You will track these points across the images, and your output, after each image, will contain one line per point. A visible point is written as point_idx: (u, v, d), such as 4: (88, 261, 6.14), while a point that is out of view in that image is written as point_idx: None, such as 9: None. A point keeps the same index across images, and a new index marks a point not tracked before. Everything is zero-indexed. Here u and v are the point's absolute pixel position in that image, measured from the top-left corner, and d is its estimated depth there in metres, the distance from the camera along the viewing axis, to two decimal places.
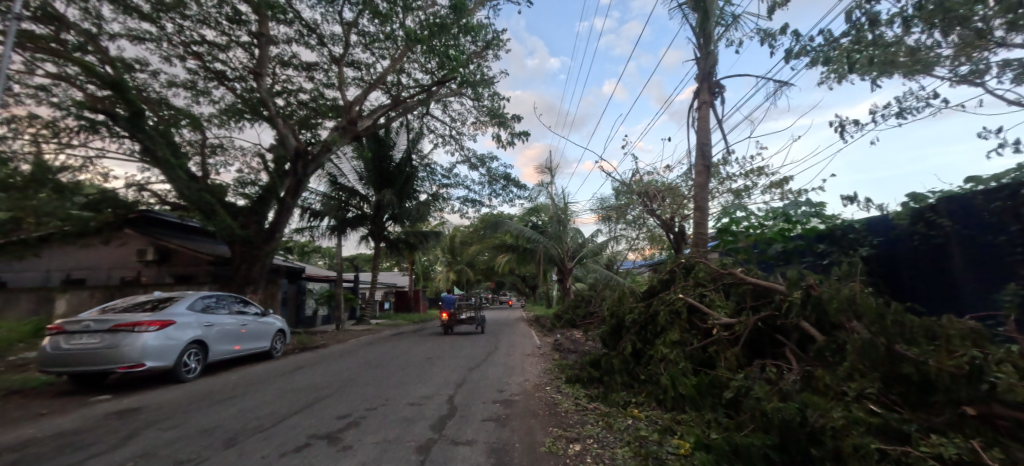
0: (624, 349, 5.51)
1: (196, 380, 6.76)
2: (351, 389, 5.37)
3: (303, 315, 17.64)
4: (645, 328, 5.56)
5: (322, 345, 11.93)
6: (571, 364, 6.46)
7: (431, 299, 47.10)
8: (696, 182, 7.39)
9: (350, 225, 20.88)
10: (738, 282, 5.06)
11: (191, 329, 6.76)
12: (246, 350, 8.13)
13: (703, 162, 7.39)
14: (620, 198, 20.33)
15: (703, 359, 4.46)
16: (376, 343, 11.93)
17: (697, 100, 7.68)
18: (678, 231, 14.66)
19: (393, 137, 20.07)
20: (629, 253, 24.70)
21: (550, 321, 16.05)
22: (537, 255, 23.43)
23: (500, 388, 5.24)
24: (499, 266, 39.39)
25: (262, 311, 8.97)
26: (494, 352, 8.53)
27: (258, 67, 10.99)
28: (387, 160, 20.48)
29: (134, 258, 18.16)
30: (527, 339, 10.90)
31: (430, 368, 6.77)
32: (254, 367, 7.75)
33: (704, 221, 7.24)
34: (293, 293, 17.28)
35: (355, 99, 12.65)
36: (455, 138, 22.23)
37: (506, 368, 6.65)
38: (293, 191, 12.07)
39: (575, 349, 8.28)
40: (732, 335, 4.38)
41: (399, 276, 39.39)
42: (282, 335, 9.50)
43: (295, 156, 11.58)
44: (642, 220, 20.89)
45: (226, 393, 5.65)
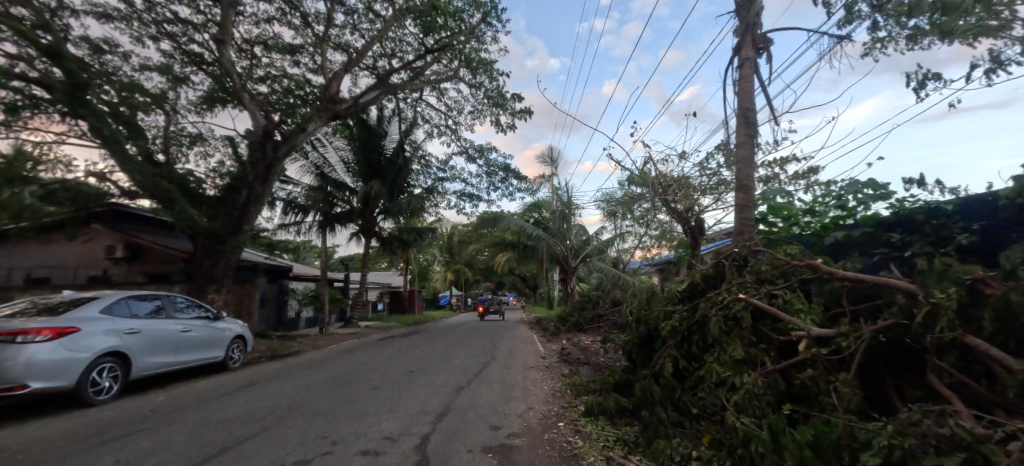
0: (662, 369, 4.10)
1: (111, 402, 5.35)
2: (292, 424, 3.97)
3: (284, 317, 16.25)
4: (690, 341, 4.18)
5: (295, 352, 10.52)
6: (588, 385, 5.07)
7: (428, 300, 45.60)
8: (738, 156, 6.00)
9: (338, 221, 19.51)
10: (823, 279, 3.65)
11: (107, 337, 5.35)
12: (190, 362, 6.74)
13: (746, 133, 5.99)
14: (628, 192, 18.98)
15: (789, 389, 3.06)
16: (358, 350, 10.54)
17: (737, 57, 6.27)
18: (695, 225, 13.24)
19: (384, 126, 18.79)
20: (636, 251, 23.30)
21: (553, 324, 14.63)
22: (539, 253, 22.01)
23: (495, 422, 3.85)
24: (499, 266, 37.92)
25: (214, 314, 7.55)
26: (490, 363, 7.11)
27: (219, 34, 9.56)
28: (377, 150, 19.11)
29: (102, 256, 16.76)
30: (528, 346, 9.49)
31: (408, 388, 5.37)
32: (198, 383, 6.37)
33: (749, 205, 5.85)
34: (273, 293, 15.88)
35: (335, 76, 11.25)
36: (451, 128, 20.79)
37: (504, 388, 5.26)
38: (263, 177, 10.26)
39: (587, 361, 6.86)
40: (833, 356, 2.99)
41: (394, 276, 37.93)
42: (241, 343, 8.09)
43: (263, 138, 10.14)
44: (651, 215, 19.61)
45: (131, 425, 4.27)
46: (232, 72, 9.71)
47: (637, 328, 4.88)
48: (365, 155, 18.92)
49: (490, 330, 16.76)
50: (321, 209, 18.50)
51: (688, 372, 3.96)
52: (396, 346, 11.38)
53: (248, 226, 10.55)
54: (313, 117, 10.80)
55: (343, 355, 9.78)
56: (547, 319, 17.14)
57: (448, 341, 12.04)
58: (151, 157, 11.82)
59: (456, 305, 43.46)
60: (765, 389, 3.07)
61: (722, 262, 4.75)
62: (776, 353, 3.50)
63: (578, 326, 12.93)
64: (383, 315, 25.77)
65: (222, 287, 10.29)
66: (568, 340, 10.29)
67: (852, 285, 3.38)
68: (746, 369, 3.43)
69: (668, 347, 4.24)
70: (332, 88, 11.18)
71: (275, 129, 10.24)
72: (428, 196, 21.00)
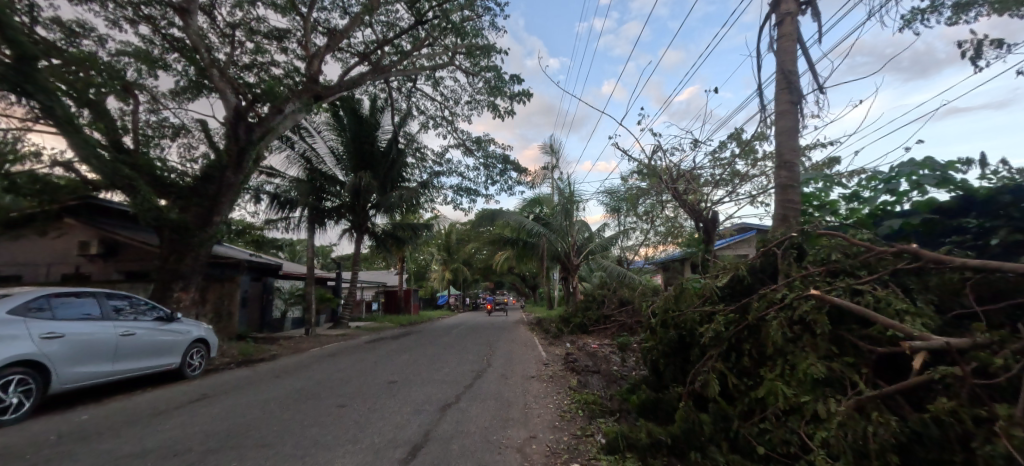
0: (705, 387, 3.17)
1: (21, 422, 4.39)
2: (219, 460, 3.05)
3: (268, 318, 15.30)
4: (743, 354, 3.22)
5: (272, 356, 9.56)
6: (606, 405, 4.14)
7: (426, 300, 44.62)
8: (779, 127, 5.05)
9: (328, 216, 18.57)
10: (932, 270, 2.71)
11: (16, 345, 4.38)
12: (133, 370, 5.78)
13: (788, 99, 5.06)
14: (633, 186, 18.08)
15: (909, 426, 2.13)
16: (341, 354, 9.59)
17: (775, 12, 5.34)
18: (708, 219, 12.21)
19: (377, 116, 17.85)
20: (641, 248, 22.41)
21: (555, 326, 13.69)
22: (539, 250, 21.04)
23: (485, 459, 2.90)
24: (498, 265, 36.91)
25: (169, 314, 6.59)
26: (484, 372, 6.19)
27: (185, 3, 8.58)
28: (370, 141, 18.13)
29: (76, 252, 15.77)
30: (529, 350, 8.54)
31: (383, 406, 4.43)
32: (141, 397, 5.44)
33: (794, 184, 4.89)
34: (255, 292, 14.94)
35: (318, 52, 10.25)
36: (448, 119, 19.82)
37: (500, 406, 4.32)
38: (236, 163, 9.31)
39: (597, 369, 5.92)
40: (981, 380, 2.05)
41: (391, 275, 36.95)
42: (203, 347, 7.15)
43: (234, 119, 9.15)
44: (657, 210, 18.74)
45: (22, 458, 3.34)
46: (200, 46, 8.73)
47: (665, 334, 3.92)
48: (356, 147, 17.96)
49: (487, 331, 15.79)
50: (310, 202, 17.54)
51: (744, 395, 3.01)
52: (385, 349, 10.49)
53: (220, 217, 9.55)
54: (291, 98, 9.79)
55: (325, 360, 8.87)
56: (548, 320, 16.14)
57: (441, 343, 11.15)
58: (119, 143, 10.83)
59: (454, 305, 42.43)
60: (875, 425, 2.14)
61: (773, 251, 3.77)
62: (870, 371, 2.57)
63: (582, 328, 11.94)
64: (377, 315, 24.81)
65: (190, 284, 9.33)
66: (574, 344, 9.32)
67: (980, 278, 2.45)
68: (833, 394, 2.49)
69: (710, 360, 3.29)
70: (313, 67, 10.17)
71: (248, 111, 9.26)
72: (424, 191, 19.97)
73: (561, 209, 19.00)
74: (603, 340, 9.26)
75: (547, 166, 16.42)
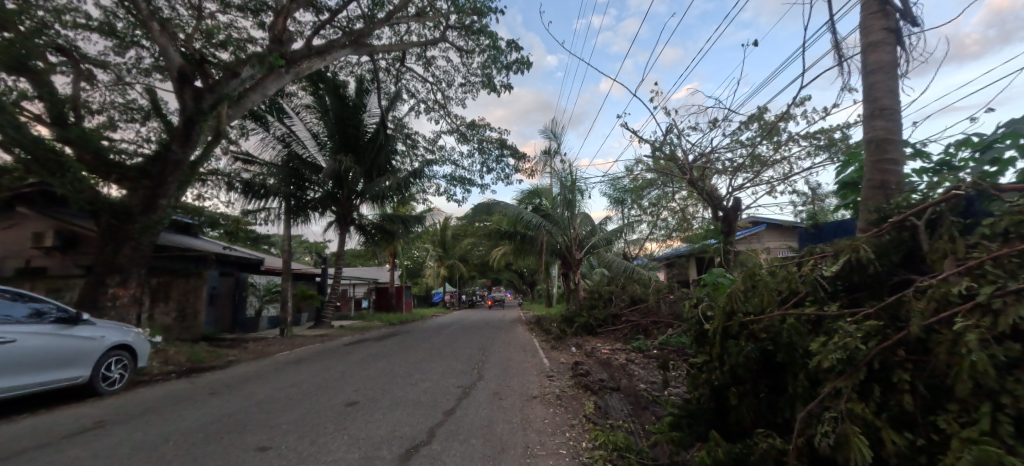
0: (838, 449, 1.84)
1: None
2: None
3: (241, 317, 13.97)
4: (899, 391, 1.89)
5: (228, 363, 8.17)
6: (646, 454, 2.82)
7: (421, 297, 43.25)
8: (869, 64, 3.73)
9: (311, 208, 17.19)
10: None
11: None
12: (9, 390, 4.44)
13: (884, 24, 3.73)
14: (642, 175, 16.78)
15: None
16: (311, 360, 8.25)
17: None
18: (729, 207, 10.86)
19: (363, 98, 16.46)
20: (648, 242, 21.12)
21: (556, 325, 12.39)
22: (539, 244, 19.72)
23: None
24: (495, 260, 35.51)
25: (75, 315, 5.23)
26: (473, 390, 4.83)
27: None
28: (355, 125, 16.75)
29: (29, 245, 14.30)
30: (528, 358, 7.21)
31: (320, 450, 3.09)
32: (12, 424, 4.11)
33: (897, 136, 3.57)
34: (226, 289, 13.64)
35: (283, 9, 8.82)
36: (441, 103, 18.43)
37: (490, 453, 2.98)
38: (184, 136, 7.92)
39: (619, 387, 4.60)
40: None
41: (384, 272, 35.55)
42: (127, 356, 5.82)
43: (180, 83, 7.77)
44: (666, 200, 17.46)
45: None
46: None
47: (741, 350, 2.58)
48: (341, 132, 16.62)
49: (482, 331, 14.45)
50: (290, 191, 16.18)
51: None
52: (365, 353, 9.19)
53: (167, 201, 8.18)
54: (251, 61, 8.40)
55: (289, 368, 7.53)
56: (549, 320, 14.81)
57: (429, 346, 9.83)
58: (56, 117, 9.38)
59: (449, 302, 41.04)
60: None
61: (911, 224, 2.43)
62: None
63: (588, 330, 10.58)
64: (367, 313, 23.38)
65: (131, 279, 7.96)
66: (581, 350, 8.01)
67: None
68: None
69: (840, 401, 1.95)
70: (277, 26, 8.76)
71: (196, 74, 7.85)
72: (414, 180, 18.53)
73: (562, 200, 17.60)
74: (614, 345, 7.94)
75: (548, 151, 15.07)
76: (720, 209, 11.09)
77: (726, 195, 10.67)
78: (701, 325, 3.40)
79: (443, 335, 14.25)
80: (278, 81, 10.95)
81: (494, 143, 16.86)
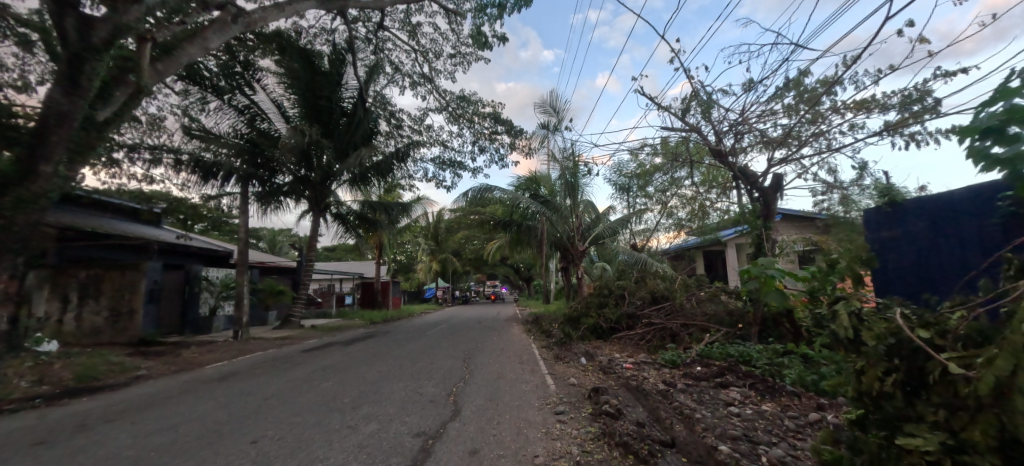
0: None
1: None
2: None
3: (192, 316, 12.04)
4: None
5: (133, 380, 6.24)
6: None
7: (413, 293, 41.50)
8: None
9: (281, 194, 15.25)
10: None
11: None
12: None
13: None
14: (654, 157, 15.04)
15: None
16: (245, 375, 6.38)
17: None
18: (768, 186, 8.90)
19: (339, 68, 14.46)
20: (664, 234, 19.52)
21: (557, 327, 10.59)
22: (536, 235, 17.89)
23: None
24: (490, 254, 33.66)
25: None
26: (439, 446, 3.01)
27: None
28: (330, 99, 14.79)
29: None
30: (525, 375, 5.43)
31: None
32: None
33: None
34: (173, 285, 11.64)
35: None
36: (428, 77, 16.43)
37: None
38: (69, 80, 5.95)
39: (681, 445, 2.79)
40: None
41: (372, 266, 33.47)
42: None
43: (59, 7, 5.79)
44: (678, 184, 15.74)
45: None
46: None
47: None
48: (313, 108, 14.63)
49: (473, 332, 12.57)
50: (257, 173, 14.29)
51: None
52: (327, 360, 7.48)
53: (53, 168, 6.22)
54: None
55: (213, 385, 5.72)
56: (548, 320, 12.89)
57: (408, 352, 8.08)
58: None
59: (441, 298, 38.99)
60: None
61: None
62: None
63: (597, 334, 8.75)
64: (350, 310, 21.46)
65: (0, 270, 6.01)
66: (594, 362, 6.21)
67: None
68: None
69: None
70: None
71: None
72: (398, 163, 16.59)
73: (563, 186, 15.53)
74: (637, 357, 6.10)
75: (547, 128, 13.22)
76: (755, 191, 9.17)
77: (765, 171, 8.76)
78: (916, 360, 1.61)
79: (428, 336, 12.42)
80: (221, 32, 9.00)
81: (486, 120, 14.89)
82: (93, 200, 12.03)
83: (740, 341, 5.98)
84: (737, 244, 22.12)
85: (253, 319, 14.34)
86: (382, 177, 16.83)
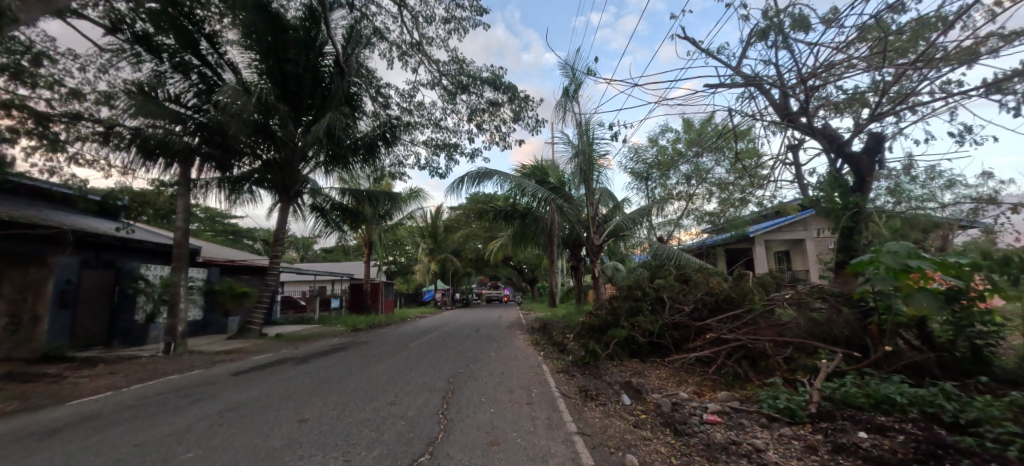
0: None
1: None
2: None
3: (123, 324, 9.85)
4: None
5: None
6: None
7: (410, 295, 39.40)
8: None
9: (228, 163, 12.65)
10: None
11: None
12: None
13: None
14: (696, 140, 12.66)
15: None
16: (99, 423, 4.05)
17: None
18: (864, 146, 6.56)
19: (319, 32, 11.90)
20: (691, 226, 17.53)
21: (571, 339, 8.28)
22: (541, 228, 15.62)
23: None
24: (491, 254, 31.37)
25: None
26: None
27: None
28: (306, 70, 12.37)
29: None
30: (540, 437, 3.15)
31: None
32: None
33: None
34: (96, 286, 9.42)
35: None
36: (417, 46, 14.08)
37: None
38: None
39: None
40: None
41: (366, 266, 31.19)
42: None
43: None
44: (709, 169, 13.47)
45: None
46: None
47: None
48: (281, 79, 12.28)
49: (468, 343, 10.32)
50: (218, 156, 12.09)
51: None
52: (252, 391, 5.23)
53: None
54: None
55: (14, 450, 3.38)
56: (559, 329, 10.57)
57: (373, 376, 5.81)
58: None
59: (441, 302, 36.69)
60: None
61: None
62: None
63: (630, 350, 6.44)
64: (333, 315, 19.19)
65: None
66: (648, 406, 3.92)
67: None
68: None
69: None
70: None
71: None
72: (384, 147, 14.19)
73: (575, 172, 12.95)
74: (717, 398, 3.80)
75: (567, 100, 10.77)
76: (839, 162, 6.89)
77: (862, 128, 6.39)
78: None
79: (413, 347, 10.15)
80: None
81: (484, 92, 12.56)
82: (14, 185, 9.80)
83: (891, 376, 3.63)
84: (766, 241, 19.81)
85: (210, 325, 12.12)
86: (367, 163, 14.60)
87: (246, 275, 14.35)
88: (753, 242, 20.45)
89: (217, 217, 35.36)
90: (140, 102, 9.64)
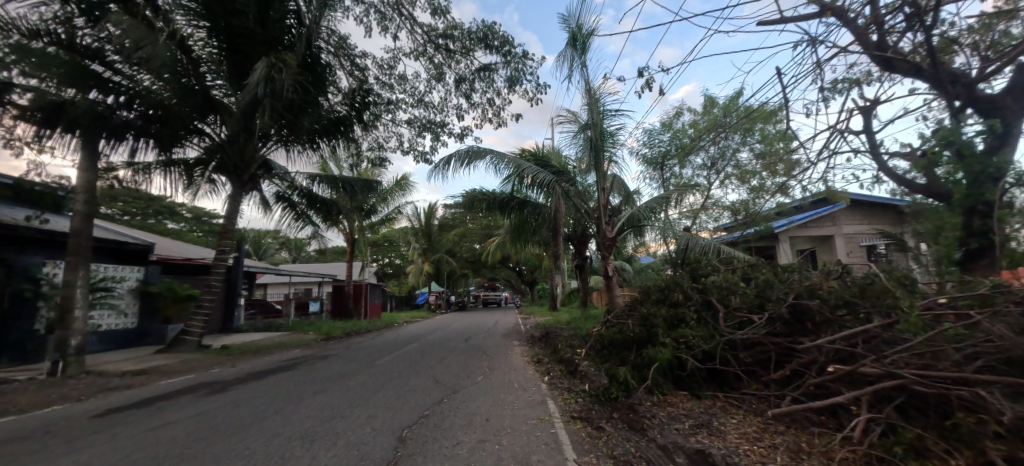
0: None
1: None
2: None
3: (16, 334, 7.82)
4: None
5: None
6: None
7: (404, 298, 37.37)
8: None
9: (168, 145, 9.88)
10: None
11: None
12: None
13: None
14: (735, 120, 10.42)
15: None
16: None
17: None
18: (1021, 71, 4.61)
19: None
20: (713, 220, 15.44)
21: (585, 357, 6.24)
22: (543, 220, 13.57)
23: None
24: (489, 254, 29.29)
25: None
26: None
27: None
28: (265, 34, 9.61)
29: None
30: None
31: None
32: None
33: None
34: None
35: None
36: (396, 6, 11.93)
37: None
38: None
39: None
40: None
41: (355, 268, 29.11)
42: None
43: None
44: (725, 138, 11.50)
45: None
46: None
47: None
48: (229, 39, 9.52)
49: (454, 356, 8.26)
50: (162, 136, 9.49)
51: None
52: (71, 461, 3.10)
53: None
54: None
55: None
56: (565, 340, 8.53)
57: (296, 428, 3.67)
58: None
59: (436, 305, 34.58)
60: None
61: None
62: None
63: (675, 378, 4.44)
64: (310, 321, 17.11)
65: None
66: None
67: None
68: None
69: None
70: None
71: None
72: (362, 127, 11.90)
73: (586, 152, 10.88)
74: None
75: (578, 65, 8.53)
76: (967, 110, 4.91)
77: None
78: None
79: (385, 359, 8.15)
80: None
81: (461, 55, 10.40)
82: None
83: None
84: (791, 236, 17.80)
85: (144, 335, 10.07)
86: (343, 145, 12.43)
87: (189, 274, 12.25)
88: (776, 238, 18.49)
89: (202, 217, 33.26)
90: (69, 69, 7.12)
